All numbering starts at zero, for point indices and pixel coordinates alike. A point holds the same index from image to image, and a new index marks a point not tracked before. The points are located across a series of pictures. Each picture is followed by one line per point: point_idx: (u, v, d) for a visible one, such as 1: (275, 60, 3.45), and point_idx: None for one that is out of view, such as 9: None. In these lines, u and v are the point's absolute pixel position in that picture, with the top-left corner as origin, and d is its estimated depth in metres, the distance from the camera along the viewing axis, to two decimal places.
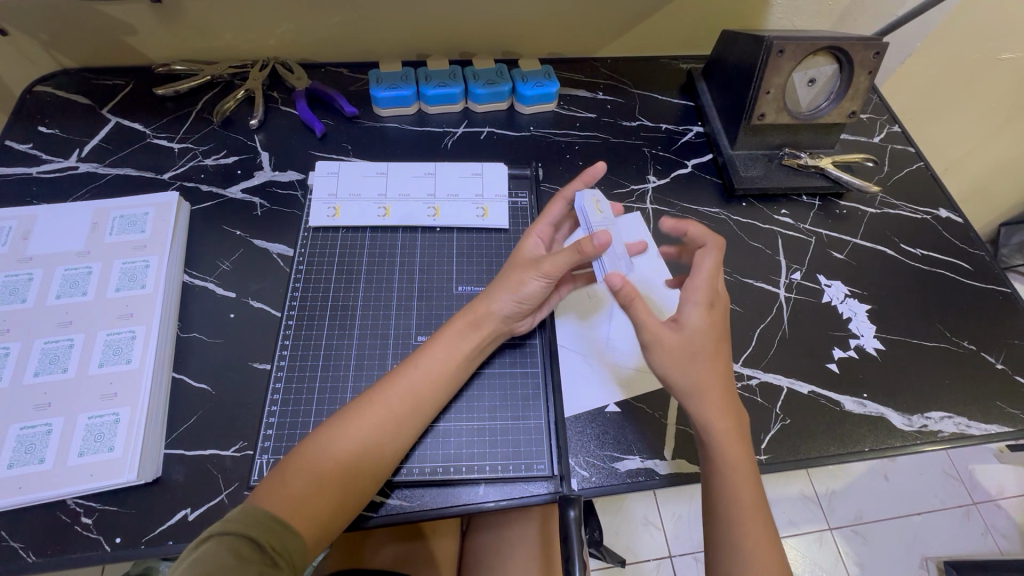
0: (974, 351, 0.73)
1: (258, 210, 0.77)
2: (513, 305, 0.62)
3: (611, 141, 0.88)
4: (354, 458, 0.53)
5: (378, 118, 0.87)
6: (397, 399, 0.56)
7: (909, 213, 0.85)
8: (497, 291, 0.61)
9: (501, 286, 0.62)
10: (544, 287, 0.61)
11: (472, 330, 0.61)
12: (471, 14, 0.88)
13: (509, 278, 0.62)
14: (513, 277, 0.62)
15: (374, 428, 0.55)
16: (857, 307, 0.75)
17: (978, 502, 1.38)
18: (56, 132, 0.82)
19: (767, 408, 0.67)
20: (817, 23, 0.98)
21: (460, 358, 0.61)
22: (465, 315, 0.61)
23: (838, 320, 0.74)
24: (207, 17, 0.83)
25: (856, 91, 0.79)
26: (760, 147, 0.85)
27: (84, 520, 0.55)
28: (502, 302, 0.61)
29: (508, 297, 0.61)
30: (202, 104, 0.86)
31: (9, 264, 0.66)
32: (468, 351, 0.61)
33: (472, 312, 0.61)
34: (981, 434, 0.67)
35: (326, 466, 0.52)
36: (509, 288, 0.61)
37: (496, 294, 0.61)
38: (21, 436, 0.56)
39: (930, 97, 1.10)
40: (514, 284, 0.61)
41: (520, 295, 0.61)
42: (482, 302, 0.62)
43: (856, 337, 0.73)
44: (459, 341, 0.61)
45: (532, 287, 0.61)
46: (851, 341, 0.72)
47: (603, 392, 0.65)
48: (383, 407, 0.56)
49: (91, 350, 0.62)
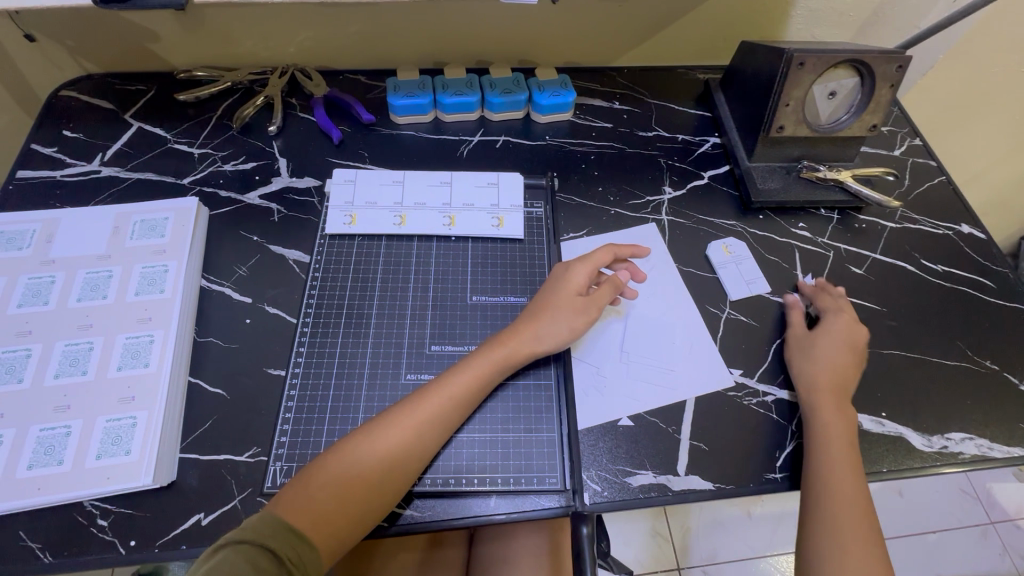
0: (997, 370, 0.71)
1: (275, 216, 0.77)
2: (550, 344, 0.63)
3: (627, 151, 0.87)
4: (385, 464, 0.54)
5: (395, 125, 0.87)
6: (431, 407, 0.57)
7: (930, 228, 0.84)
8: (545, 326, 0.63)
9: (552, 324, 0.63)
10: (583, 321, 0.64)
11: (509, 361, 0.62)
12: (488, 23, 0.88)
13: (560, 314, 0.64)
14: (568, 316, 0.64)
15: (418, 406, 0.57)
16: None
17: (996, 521, 1.35)
18: (79, 136, 0.84)
19: (783, 426, 0.65)
20: (838, 34, 0.97)
21: (486, 380, 0.61)
22: (499, 345, 0.62)
23: None
24: (228, 24, 0.84)
25: (878, 105, 0.78)
26: (777, 160, 0.84)
27: (100, 522, 0.56)
28: (554, 338, 0.63)
29: (549, 339, 0.63)
30: (221, 110, 0.87)
31: (32, 266, 0.67)
32: (495, 376, 0.61)
33: (516, 343, 0.63)
34: (1002, 457, 0.65)
35: (373, 439, 0.55)
36: (562, 330, 0.63)
37: (546, 333, 0.63)
38: (41, 438, 0.57)
39: (952, 109, 1.09)
40: (568, 324, 0.64)
41: (571, 331, 0.63)
42: (528, 338, 0.63)
43: None
44: (487, 359, 0.61)
45: (578, 321, 0.64)
46: None
47: (617, 404, 0.65)
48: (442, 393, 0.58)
49: (110, 353, 0.62)
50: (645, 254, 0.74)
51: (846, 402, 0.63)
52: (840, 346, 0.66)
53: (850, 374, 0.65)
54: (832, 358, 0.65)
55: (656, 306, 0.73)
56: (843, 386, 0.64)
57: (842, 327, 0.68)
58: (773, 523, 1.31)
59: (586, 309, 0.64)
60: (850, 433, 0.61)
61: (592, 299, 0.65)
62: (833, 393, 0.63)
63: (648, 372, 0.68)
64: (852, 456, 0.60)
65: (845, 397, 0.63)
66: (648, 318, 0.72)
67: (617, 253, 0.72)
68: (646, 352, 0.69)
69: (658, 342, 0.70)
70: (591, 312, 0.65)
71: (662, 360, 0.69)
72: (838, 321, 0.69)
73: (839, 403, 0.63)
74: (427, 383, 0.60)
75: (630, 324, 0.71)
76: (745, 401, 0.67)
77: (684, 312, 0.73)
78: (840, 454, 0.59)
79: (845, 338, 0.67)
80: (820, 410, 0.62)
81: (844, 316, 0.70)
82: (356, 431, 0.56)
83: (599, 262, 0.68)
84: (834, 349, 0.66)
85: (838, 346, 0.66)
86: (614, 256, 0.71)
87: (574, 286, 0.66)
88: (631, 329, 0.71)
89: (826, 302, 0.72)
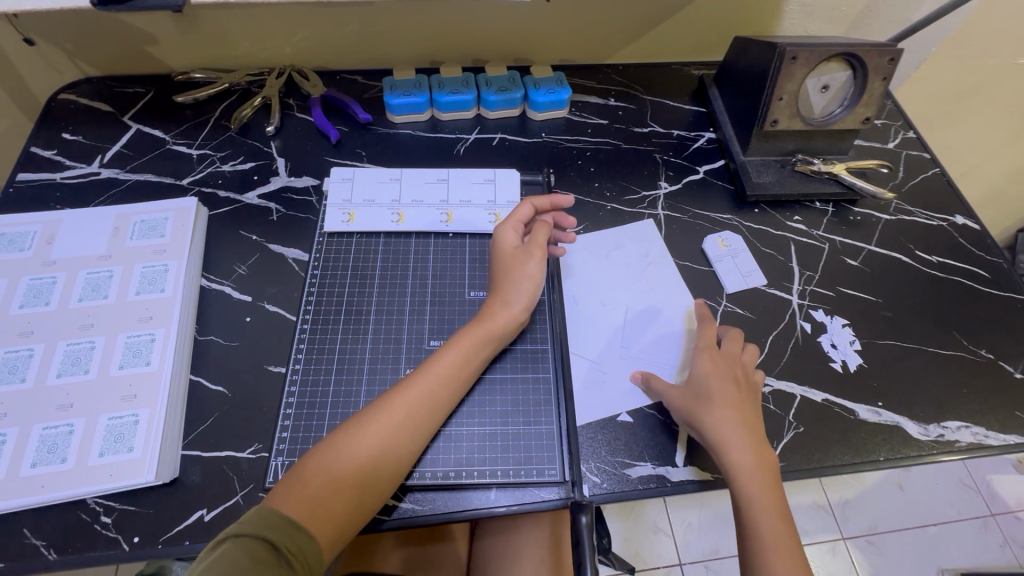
0: (992, 360, 0.72)
1: (274, 215, 0.78)
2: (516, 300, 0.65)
3: (622, 147, 0.88)
4: (379, 454, 0.54)
5: (392, 124, 0.88)
6: (421, 398, 0.58)
7: (925, 220, 0.84)
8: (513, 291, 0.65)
9: (512, 288, 0.65)
10: (534, 267, 0.66)
11: (490, 338, 0.63)
12: (484, 21, 0.89)
13: (514, 272, 0.66)
14: (520, 268, 0.66)
15: (385, 433, 0.55)
16: (840, 330, 0.73)
17: (996, 513, 1.35)
18: (79, 138, 0.84)
19: (780, 416, 0.66)
20: (832, 29, 0.97)
21: (471, 361, 0.61)
22: (484, 329, 0.63)
23: (829, 337, 0.72)
24: (225, 26, 0.85)
25: (871, 97, 0.78)
26: (772, 153, 0.85)
27: (104, 519, 0.56)
28: (522, 297, 0.65)
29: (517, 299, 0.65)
30: (219, 111, 0.88)
31: (33, 268, 0.68)
32: (480, 358, 0.62)
33: (494, 318, 0.64)
34: (998, 445, 0.66)
35: (349, 463, 0.53)
36: (523, 285, 0.65)
37: (512, 297, 0.65)
38: (44, 436, 0.58)
39: (946, 103, 1.09)
40: (525, 276, 0.66)
41: (535, 279, 0.66)
42: (498, 307, 0.64)
43: (835, 358, 0.71)
44: (471, 345, 0.62)
45: (531, 269, 0.66)
46: (831, 361, 0.70)
47: (622, 401, 0.65)
48: (433, 376, 0.59)
49: (112, 352, 0.63)
50: (569, 203, 0.73)
51: (762, 443, 0.59)
52: (717, 383, 0.61)
53: (757, 418, 0.61)
54: (716, 398, 0.60)
55: (653, 300, 0.73)
56: (757, 434, 0.60)
57: (711, 365, 0.63)
58: None
59: (529, 254, 0.67)
60: (768, 476, 0.57)
61: (533, 248, 0.67)
62: (753, 439, 0.59)
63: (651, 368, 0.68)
64: (767, 497, 0.57)
65: (763, 448, 0.59)
66: (647, 314, 0.72)
67: (538, 205, 0.72)
68: (646, 347, 0.69)
69: (659, 338, 0.70)
70: (539, 258, 0.67)
71: (664, 356, 0.69)
72: (705, 359, 0.64)
73: (752, 443, 0.59)
74: (417, 371, 0.61)
75: (629, 320, 0.71)
76: None
77: (683, 307, 0.73)
78: (759, 500, 0.56)
79: (728, 376, 0.62)
80: (738, 461, 0.57)
81: (710, 353, 0.65)
82: (345, 423, 0.57)
83: (525, 216, 0.70)
84: (718, 392, 0.61)
85: (715, 384, 0.61)
86: (535, 210, 0.72)
87: (508, 245, 0.68)
88: (631, 325, 0.71)
89: (705, 336, 0.66)
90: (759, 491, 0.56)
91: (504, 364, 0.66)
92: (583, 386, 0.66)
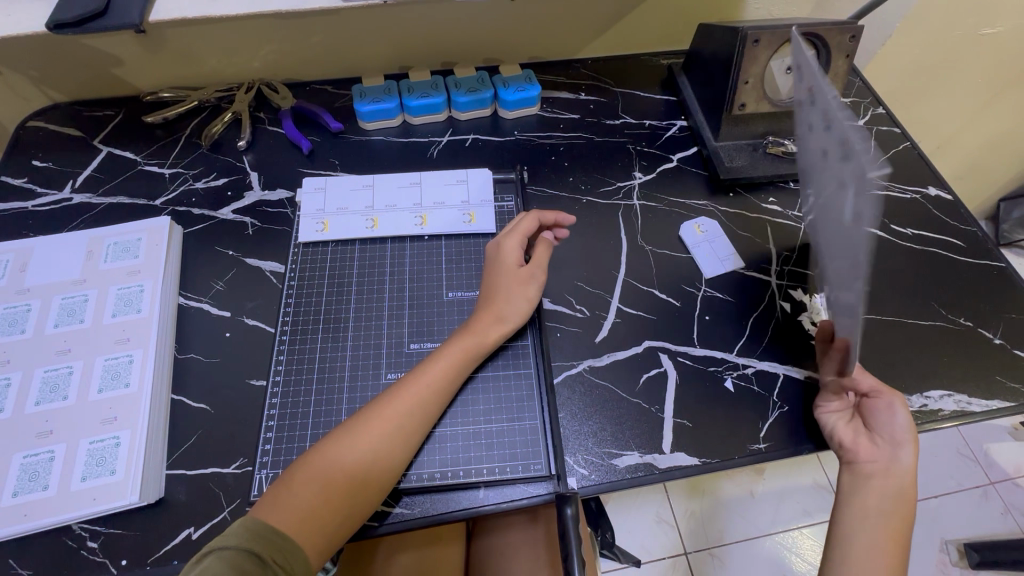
0: (971, 327, 0.73)
1: (250, 229, 0.78)
2: (511, 320, 0.65)
3: (595, 140, 0.88)
4: (367, 462, 0.54)
5: (365, 132, 0.88)
6: (404, 404, 0.57)
7: (898, 193, 0.85)
8: (508, 308, 0.65)
9: (509, 304, 0.65)
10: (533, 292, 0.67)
11: (478, 347, 0.63)
12: (449, 25, 0.89)
13: (511, 289, 0.66)
14: (522, 289, 0.66)
15: (377, 443, 0.55)
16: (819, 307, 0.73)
17: (995, 481, 1.36)
18: (49, 165, 0.84)
19: (765, 397, 0.66)
20: (796, 11, 0.98)
21: (451, 366, 0.61)
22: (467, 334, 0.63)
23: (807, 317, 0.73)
24: (189, 44, 0.84)
25: (835, 76, 0.79)
26: (743, 137, 0.85)
27: (90, 544, 0.56)
28: (517, 312, 0.65)
29: (511, 315, 0.65)
30: (190, 129, 0.88)
31: (8, 296, 0.68)
32: (464, 363, 0.62)
33: (482, 328, 0.64)
34: (982, 411, 0.66)
35: (336, 474, 0.53)
36: (522, 303, 0.66)
37: (504, 308, 0.65)
38: (25, 464, 0.57)
39: (914, 78, 1.10)
40: (524, 297, 0.66)
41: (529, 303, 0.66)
42: (492, 319, 0.65)
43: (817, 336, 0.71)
44: (456, 349, 0.62)
45: (531, 294, 0.67)
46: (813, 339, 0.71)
47: (617, 406, 0.65)
48: (419, 383, 0.59)
49: (90, 376, 0.63)
50: (571, 224, 0.72)
51: None
52: None
53: None
54: None
55: (642, 297, 0.73)
56: None
57: None
58: (775, 501, 1.33)
59: (533, 277, 0.67)
60: None
61: (533, 271, 0.67)
62: None
63: (640, 368, 0.68)
64: None
65: None
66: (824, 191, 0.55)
67: (543, 219, 0.72)
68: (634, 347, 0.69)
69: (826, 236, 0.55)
70: (538, 282, 0.67)
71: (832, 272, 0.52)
72: None
73: None
74: (402, 378, 0.61)
75: (623, 321, 0.71)
76: (725, 375, 0.68)
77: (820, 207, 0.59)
78: None
79: None
80: None
81: None
82: (331, 434, 0.57)
83: (528, 230, 0.70)
84: None
85: None
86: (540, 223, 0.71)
87: (511, 263, 0.67)
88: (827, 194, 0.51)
89: None
90: (899, 500, 0.57)
91: (487, 365, 0.66)
92: (572, 390, 0.66)
